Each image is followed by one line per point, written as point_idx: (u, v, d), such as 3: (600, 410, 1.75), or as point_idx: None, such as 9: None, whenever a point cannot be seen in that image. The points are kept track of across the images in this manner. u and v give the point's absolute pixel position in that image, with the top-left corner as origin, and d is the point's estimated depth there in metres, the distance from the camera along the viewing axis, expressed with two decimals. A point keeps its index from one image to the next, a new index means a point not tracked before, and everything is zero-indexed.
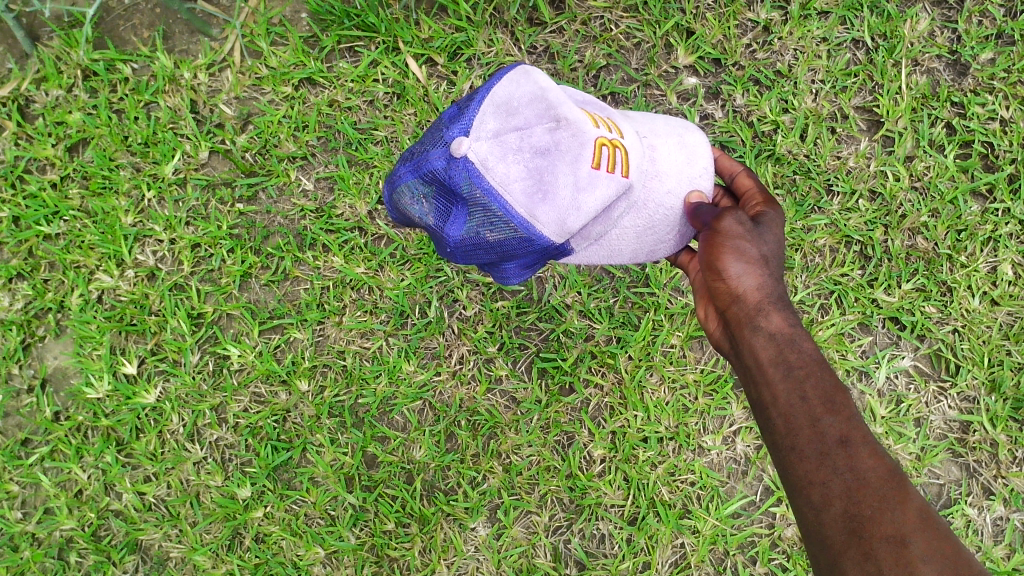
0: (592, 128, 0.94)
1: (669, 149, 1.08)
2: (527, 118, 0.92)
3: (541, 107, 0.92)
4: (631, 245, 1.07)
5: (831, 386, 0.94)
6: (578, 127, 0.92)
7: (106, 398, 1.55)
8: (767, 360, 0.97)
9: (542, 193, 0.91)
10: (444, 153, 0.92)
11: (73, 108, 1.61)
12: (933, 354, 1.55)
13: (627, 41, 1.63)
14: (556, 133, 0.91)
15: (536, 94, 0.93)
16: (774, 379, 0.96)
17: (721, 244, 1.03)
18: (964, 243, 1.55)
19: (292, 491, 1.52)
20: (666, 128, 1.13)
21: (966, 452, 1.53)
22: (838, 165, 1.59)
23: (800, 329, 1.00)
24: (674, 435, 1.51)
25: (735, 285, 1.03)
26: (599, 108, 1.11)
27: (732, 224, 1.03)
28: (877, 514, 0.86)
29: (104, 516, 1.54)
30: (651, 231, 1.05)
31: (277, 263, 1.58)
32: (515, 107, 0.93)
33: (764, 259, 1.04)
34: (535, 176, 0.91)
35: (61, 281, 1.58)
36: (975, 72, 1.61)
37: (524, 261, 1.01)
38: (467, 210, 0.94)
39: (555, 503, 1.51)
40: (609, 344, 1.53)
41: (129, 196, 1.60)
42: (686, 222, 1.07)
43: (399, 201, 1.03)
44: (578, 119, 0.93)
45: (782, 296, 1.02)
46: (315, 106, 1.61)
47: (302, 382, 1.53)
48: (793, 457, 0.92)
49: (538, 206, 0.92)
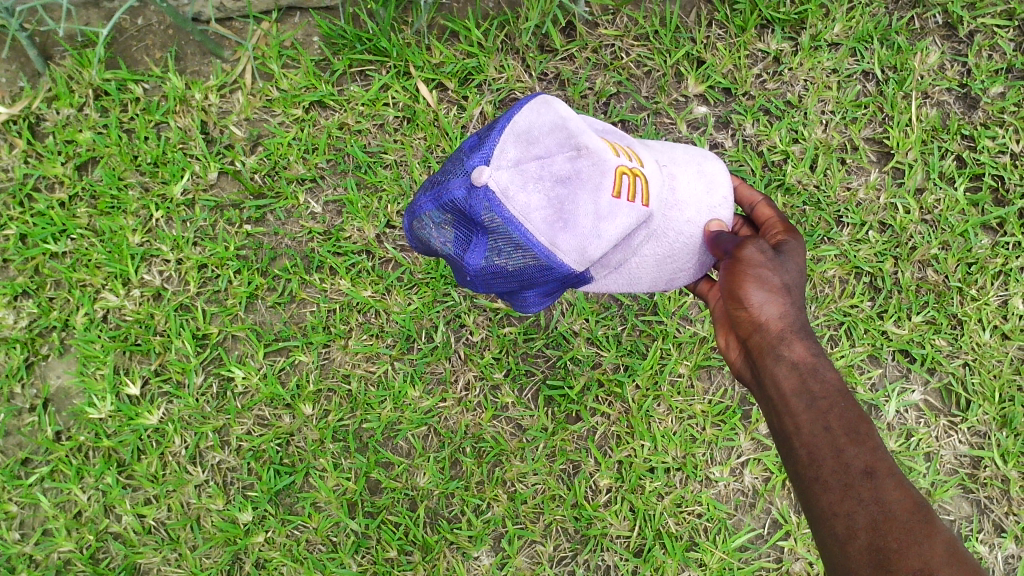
0: (613, 157, 0.94)
1: (689, 178, 1.08)
2: (548, 147, 0.92)
3: (562, 136, 0.93)
4: (651, 273, 1.07)
5: (855, 417, 0.93)
6: (598, 155, 0.92)
7: (108, 418, 1.54)
8: (790, 390, 0.95)
9: (563, 221, 0.90)
10: (464, 182, 0.92)
11: (84, 127, 1.62)
12: (943, 387, 1.54)
13: (638, 69, 1.63)
14: (577, 162, 0.91)
15: (557, 123, 0.95)
16: (797, 409, 0.94)
17: (742, 273, 1.01)
18: (974, 276, 1.55)
19: (294, 516, 1.51)
20: (685, 157, 1.13)
21: (977, 488, 1.51)
22: (848, 197, 1.58)
23: (823, 358, 0.99)
24: (681, 466, 1.49)
25: (758, 313, 1.01)
26: (620, 137, 1.12)
27: (753, 253, 1.02)
28: (904, 547, 0.83)
29: (103, 539, 1.52)
30: (671, 259, 1.06)
31: (283, 285, 1.58)
32: (537, 136, 0.93)
33: (786, 287, 1.02)
34: (556, 204, 0.90)
35: (66, 300, 1.57)
36: (985, 106, 1.61)
37: (544, 289, 1.00)
38: (487, 238, 0.94)
39: (560, 533, 1.50)
40: (616, 372, 1.52)
41: (137, 215, 1.60)
42: (706, 251, 1.06)
43: (418, 229, 1.03)
44: (599, 148, 0.93)
45: (804, 325, 1.01)
46: (325, 128, 1.61)
47: (306, 406, 1.52)
48: (816, 488, 0.90)
49: (559, 234, 0.91)
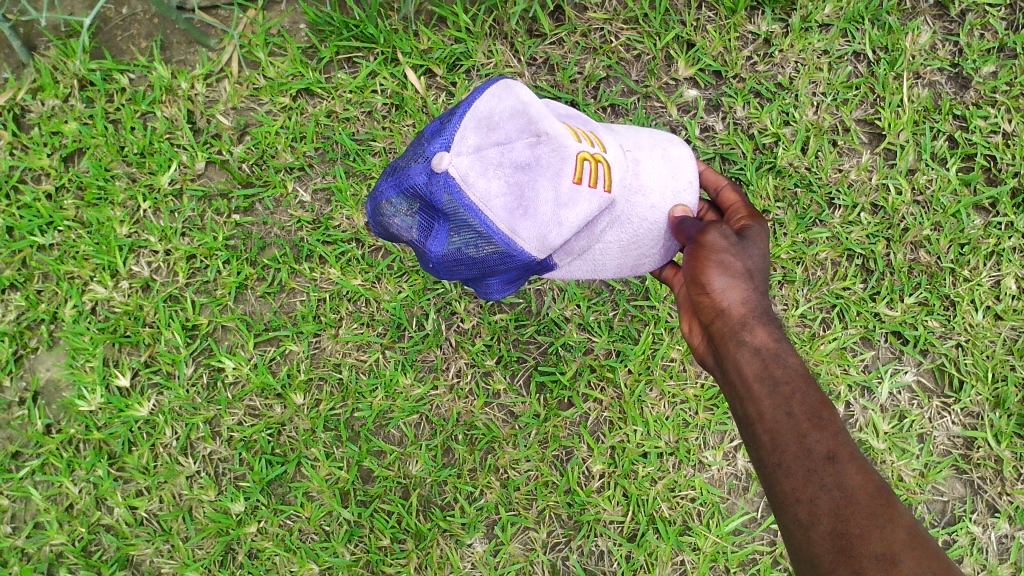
0: (573, 143, 0.93)
1: (653, 163, 1.07)
2: (507, 133, 0.91)
3: (522, 122, 0.92)
4: (615, 260, 1.06)
5: (818, 401, 0.92)
6: (559, 142, 0.91)
7: (98, 411, 1.53)
8: (753, 375, 0.95)
9: (523, 208, 0.90)
10: (425, 169, 0.91)
11: (69, 117, 1.60)
12: (936, 368, 1.53)
13: (627, 53, 1.62)
14: (537, 149, 0.90)
15: (517, 108, 0.92)
16: (759, 395, 0.93)
17: (705, 259, 1.01)
18: (966, 257, 1.54)
19: (286, 506, 1.50)
20: (650, 142, 1.12)
21: (971, 468, 1.51)
22: (840, 178, 1.57)
23: (785, 343, 0.98)
24: (674, 450, 1.49)
25: (720, 299, 1.00)
26: (583, 122, 1.10)
27: (716, 238, 1.02)
28: (866, 532, 0.84)
29: (95, 531, 1.51)
30: (635, 246, 1.05)
31: (273, 274, 1.56)
32: (498, 122, 0.91)
33: (749, 273, 1.02)
34: (516, 193, 0.90)
35: (54, 292, 1.56)
36: (977, 85, 1.60)
37: (506, 277, 1.00)
38: (449, 226, 0.93)
39: (553, 519, 1.49)
40: (608, 357, 1.51)
41: (125, 206, 1.59)
42: (671, 237, 1.06)
43: (381, 217, 1.02)
44: (560, 133, 0.92)
45: (767, 310, 1.00)
46: (312, 116, 1.60)
47: (297, 396, 1.51)
48: (780, 474, 0.90)
49: (519, 221, 0.91)
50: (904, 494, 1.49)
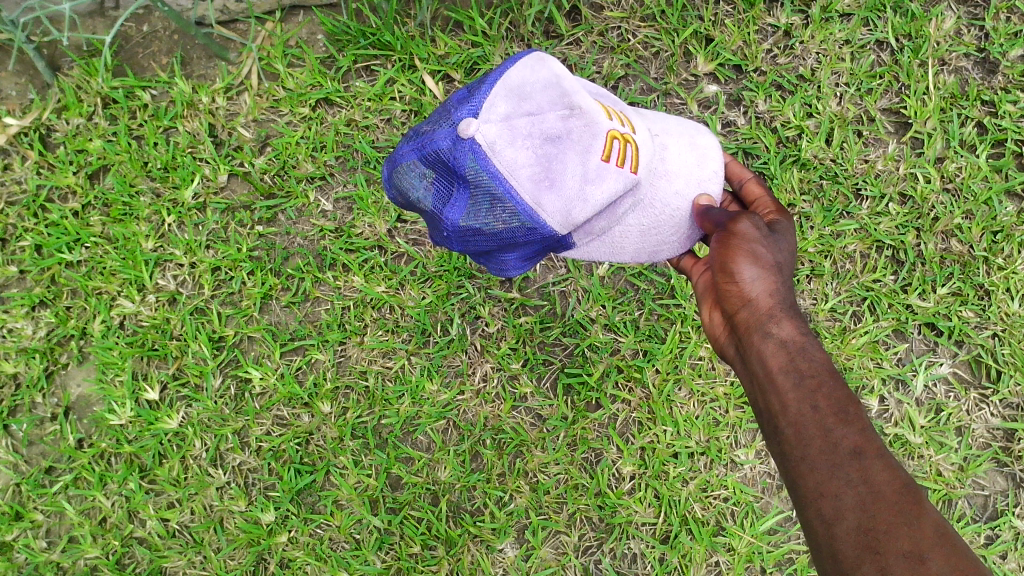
0: (604, 121, 0.92)
1: (680, 150, 1.06)
2: (540, 104, 0.89)
3: (554, 92, 0.90)
4: (634, 244, 1.06)
5: (843, 395, 0.90)
6: (590, 116, 0.89)
7: (129, 424, 1.54)
8: (778, 367, 0.93)
9: (549, 181, 0.89)
10: (451, 133, 0.89)
11: (93, 135, 1.62)
12: (973, 359, 1.49)
13: (645, 51, 1.61)
14: (568, 122, 0.88)
15: (551, 79, 0.90)
16: (784, 387, 0.91)
17: (735, 248, 0.99)
18: (1000, 245, 1.50)
19: (316, 515, 1.50)
20: (677, 129, 1.11)
21: (1012, 461, 1.46)
22: (866, 169, 1.55)
23: (811, 337, 0.96)
24: (705, 450, 1.46)
25: (747, 289, 0.99)
26: (612, 103, 1.09)
27: (747, 228, 1.00)
28: (893, 529, 0.79)
29: (128, 544, 1.51)
30: (655, 231, 1.04)
31: (297, 284, 1.57)
32: (528, 93, 0.89)
33: (777, 265, 1.00)
34: (541, 167, 0.88)
35: (83, 308, 1.57)
36: (1004, 70, 1.57)
37: (524, 252, 0.99)
38: (470, 193, 0.91)
39: (585, 522, 1.48)
40: (635, 358, 1.50)
41: (150, 221, 1.60)
42: (692, 223, 1.06)
43: (398, 180, 1.00)
44: (591, 108, 0.90)
45: (793, 303, 0.99)
46: (332, 125, 1.61)
47: (324, 404, 1.51)
48: (803, 468, 0.87)
49: (544, 194, 0.89)
50: (944, 489, 1.45)
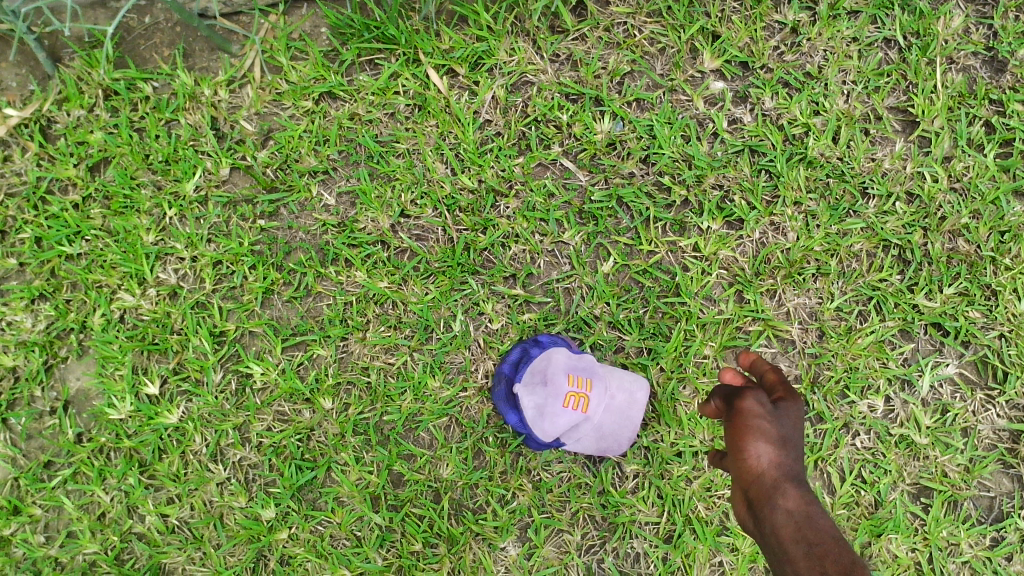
0: (565, 385, 1.28)
1: (622, 405, 1.38)
2: (551, 382, 1.27)
3: (552, 377, 1.28)
4: (593, 445, 1.38)
5: (848, 560, 0.93)
6: (554, 386, 1.27)
7: (128, 419, 1.52)
8: (788, 537, 0.93)
9: (541, 416, 1.27)
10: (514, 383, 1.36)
11: (95, 127, 1.61)
12: (979, 360, 1.48)
13: (651, 47, 1.59)
14: (546, 392, 1.27)
15: (556, 370, 1.30)
16: (795, 558, 0.93)
17: (746, 433, 0.98)
18: (1007, 245, 1.49)
19: (317, 512, 1.49)
20: (622, 386, 1.39)
21: (1018, 462, 1.45)
22: (874, 167, 1.54)
23: (816, 507, 0.97)
24: (709, 449, 1.46)
25: (756, 466, 0.97)
26: (580, 368, 1.34)
27: (755, 408, 1.01)
28: None
29: (127, 540, 1.50)
30: (606, 440, 1.38)
31: (299, 279, 1.56)
32: (535, 383, 1.30)
33: (789, 441, 0.99)
34: (537, 407, 1.27)
35: (83, 301, 1.56)
36: (1013, 69, 1.56)
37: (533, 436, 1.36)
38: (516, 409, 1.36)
39: (587, 521, 1.47)
40: (639, 356, 1.49)
41: (151, 214, 1.59)
42: (624, 434, 1.39)
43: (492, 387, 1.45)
44: (558, 385, 1.27)
45: (802, 478, 0.98)
46: (335, 119, 1.59)
47: (326, 400, 1.51)
48: None
49: (538, 423, 1.28)
50: (949, 491, 1.44)
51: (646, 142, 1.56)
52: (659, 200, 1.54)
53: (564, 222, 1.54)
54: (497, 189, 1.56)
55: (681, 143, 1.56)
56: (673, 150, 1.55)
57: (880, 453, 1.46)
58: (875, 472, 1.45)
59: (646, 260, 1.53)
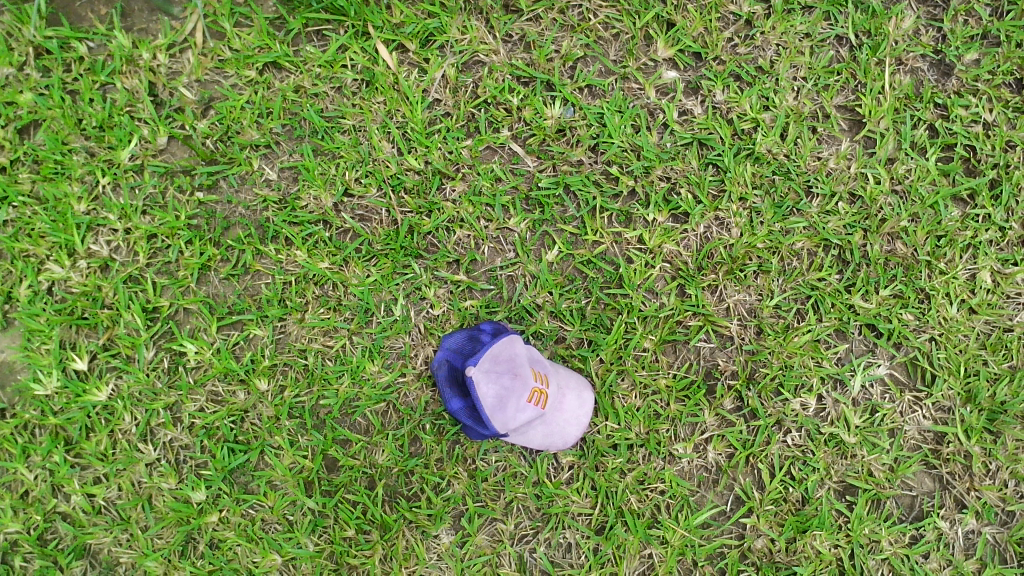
0: (530, 379, 1.23)
1: (572, 405, 1.37)
2: (511, 372, 1.20)
3: (511, 367, 1.21)
4: (539, 439, 1.37)
5: None
6: (521, 378, 1.21)
7: (55, 395, 1.48)
8: None
9: (500, 407, 1.19)
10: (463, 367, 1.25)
11: (24, 87, 1.53)
12: (909, 362, 1.51)
13: (605, 32, 1.58)
14: (513, 382, 1.19)
15: (513, 361, 1.22)
16: None
17: None
18: (943, 249, 1.52)
19: (249, 495, 1.47)
20: (570, 384, 1.39)
21: (940, 463, 1.49)
22: (819, 166, 1.55)
23: None
24: (644, 442, 1.48)
25: None
26: (535, 361, 1.31)
27: None
28: None
29: (51, 519, 1.47)
30: (554, 434, 1.37)
31: (237, 255, 1.52)
32: (500, 370, 1.20)
33: None
34: (498, 397, 1.18)
35: (8, 271, 1.50)
36: (959, 73, 1.57)
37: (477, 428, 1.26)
38: (461, 396, 1.24)
39: (521, 511, 1.48)
40: (580, 347, 1.50)
41: (83, 182, 1.53)
42: (572, 429, 1.39)
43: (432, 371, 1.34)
44: (524, 377, 1.22)
45: None
46: (279, 91, 1.55)
47: (261, 381, 1.48)
48: None
49: (497, 416, 1.19)
50: (873, 489, 1.48)
51: (596, 130, 1.55)
52: (607, 189, 1.53)
53: (510, 208, 1.53)
54: (443, 171, 1.53)
55: (631, 133, 1.55)
56: (622, 140, 1.54)
57: (810, 450, 1.49)
58: (804, 470, 1.48)
59: (591, 250, 1.53)
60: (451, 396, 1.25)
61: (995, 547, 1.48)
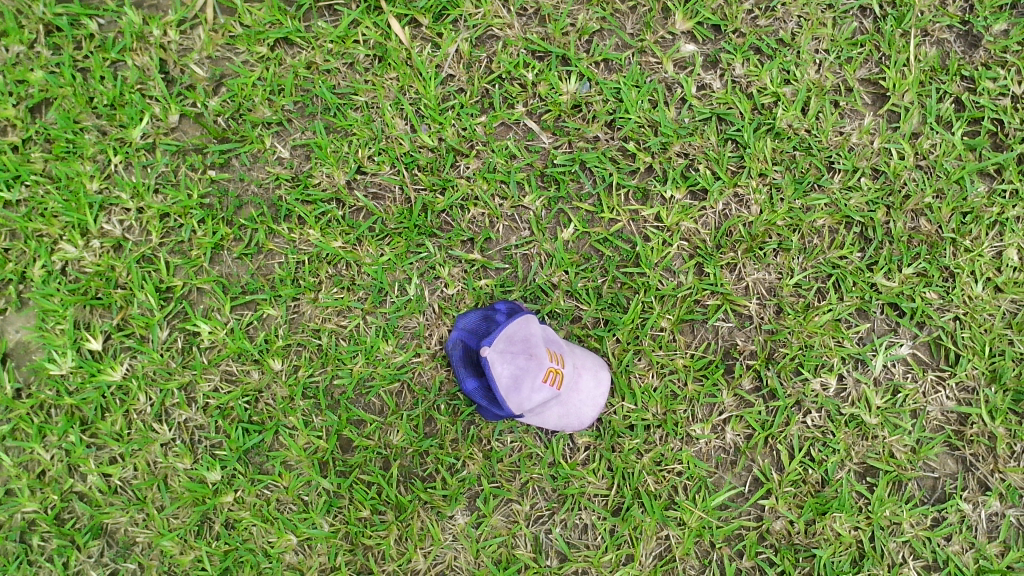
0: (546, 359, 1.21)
1: (588, 385, 1.36)
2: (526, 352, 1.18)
3: (526, 347, 1.19)
4: (554, 420, 1.35)
5: None
6: (537, 359, 1.19)
7: (70, 375, 1.48)
8: None
9: (515, 388, 1.17)
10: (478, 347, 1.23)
11: (35, 65, 1.52)
12: (932, 341, 1.48)
13: (622, 4, 1.54)
14: (528, 362, 1.17)
15: (529, 341, 1.20)
16: None
17: None
18: (968, 226, 1.48)
19: (263, 476, 1.47)
20: (585, 364, 1.37)
21: (963, 445, 1.46)
22: (841, 141, 1.51)
23: None
24: (661, 422, 1.46)
25: None
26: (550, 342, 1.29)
27: None
28: None
29: (68, 499, 1.47)
30: (569, 416, 1.35)
31: (249, 235, 1.51)
32: (515, 350, 1.18)
33: None
34: (513, 377, 1.16)
35: (22, 251, 1.49)
36: (987, 44, 1.52)
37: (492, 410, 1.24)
38: (476, 377, 1.22)
39: (537, 492, 1.47)
40: (596, 326, 1.48)
41: (95, 160, 1.51)
42: (588, 410, 1.37)
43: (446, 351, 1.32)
44: (540, 358, 1.19)
45: None
46: (291, 67, 1.52)
47: (275, 361, 1.48)
48: None
49: (512, 397, 1.18)
50: (895, 471, 1.46)
51: (612, 106, 1.52)
52: (623, 166, 1.50)
53: (525, 185, 1.50)
54: (457, 148, 1.51)
55: (648, 108, 1.52)
56: (639, 115, 1.51)
57: (829, 431, 1.47)
58: (824, 451, 1.46)
59: (607, 228, 1.50)
60: (466, 376, 1.23)
61: (1019, 530, 1.45)
